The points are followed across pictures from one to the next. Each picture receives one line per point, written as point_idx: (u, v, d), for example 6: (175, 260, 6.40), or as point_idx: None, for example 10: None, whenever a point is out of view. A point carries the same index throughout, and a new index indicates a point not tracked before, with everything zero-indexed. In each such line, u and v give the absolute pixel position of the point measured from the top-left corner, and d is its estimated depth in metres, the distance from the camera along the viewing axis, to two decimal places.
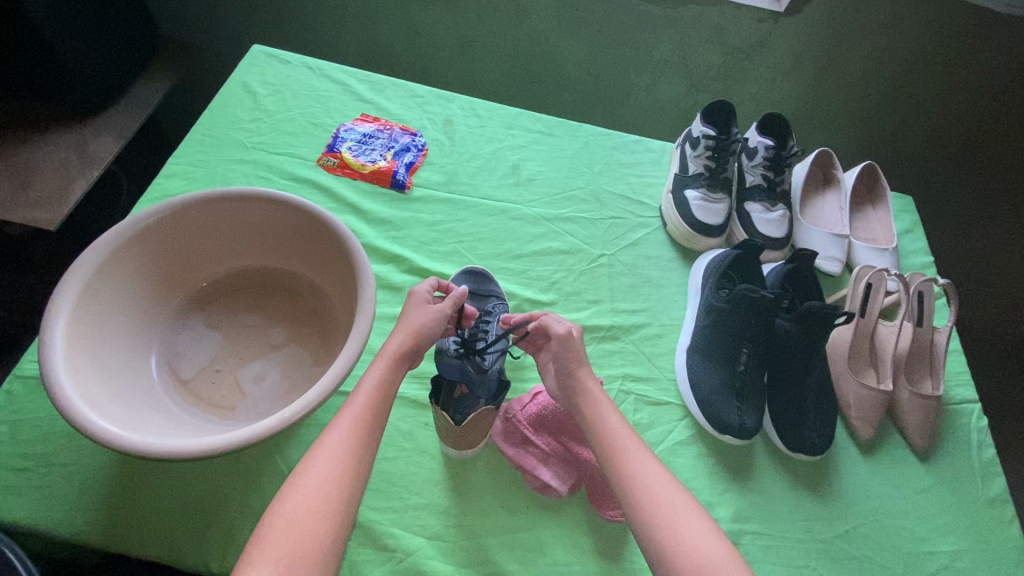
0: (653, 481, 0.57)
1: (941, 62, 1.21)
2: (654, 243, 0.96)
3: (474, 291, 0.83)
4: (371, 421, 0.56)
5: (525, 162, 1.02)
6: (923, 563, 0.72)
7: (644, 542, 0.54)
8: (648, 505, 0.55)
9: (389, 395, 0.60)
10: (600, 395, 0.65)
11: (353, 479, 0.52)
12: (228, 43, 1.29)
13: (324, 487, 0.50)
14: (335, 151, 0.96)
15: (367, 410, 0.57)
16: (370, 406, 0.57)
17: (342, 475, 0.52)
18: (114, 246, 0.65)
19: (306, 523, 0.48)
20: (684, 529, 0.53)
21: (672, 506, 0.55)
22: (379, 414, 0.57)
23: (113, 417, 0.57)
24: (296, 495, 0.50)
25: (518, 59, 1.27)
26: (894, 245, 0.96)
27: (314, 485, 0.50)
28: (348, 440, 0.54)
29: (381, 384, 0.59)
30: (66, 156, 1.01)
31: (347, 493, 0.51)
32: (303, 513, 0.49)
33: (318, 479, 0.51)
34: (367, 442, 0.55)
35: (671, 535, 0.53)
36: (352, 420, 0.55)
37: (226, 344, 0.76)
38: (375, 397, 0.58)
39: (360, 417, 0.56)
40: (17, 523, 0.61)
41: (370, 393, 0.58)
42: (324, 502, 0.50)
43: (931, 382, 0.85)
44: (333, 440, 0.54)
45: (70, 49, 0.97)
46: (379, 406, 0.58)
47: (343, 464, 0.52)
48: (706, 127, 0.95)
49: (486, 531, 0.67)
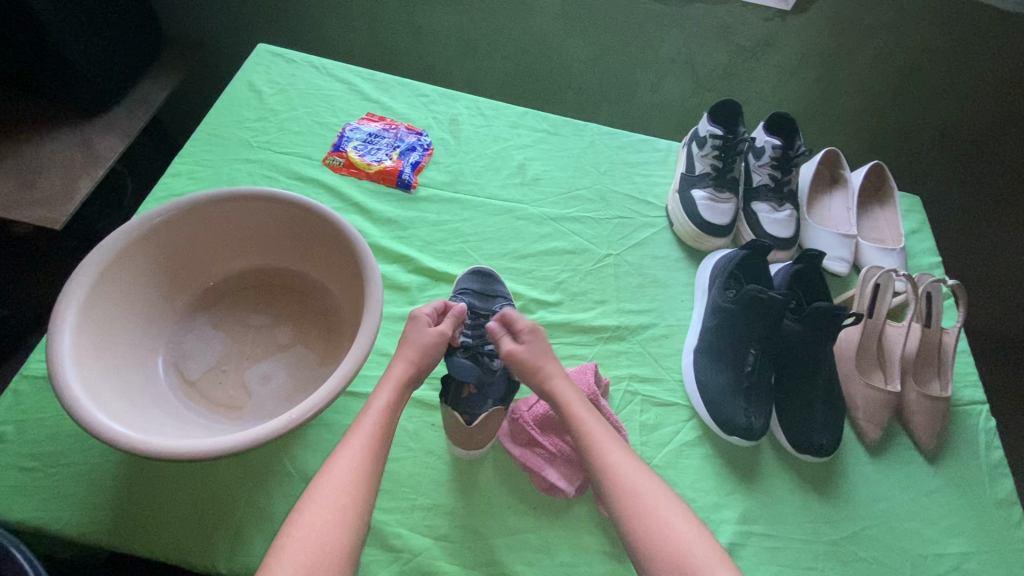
0: (652, 484, 0.58)
1: (948, 60, 1.20)
2: (660, 243, 0.96)
3: (480, 291, 0.82)
4: (381, 439, 0.59)
5: (531, 162, 1.01)
6: (930, 565, 0.72)
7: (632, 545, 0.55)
8: (637, 504, 0.56)
9: (395, 416, 0.62)
10: (574, 397, 0.66)
11: (363, 498, 0.54)
12: (234, 44, 1.29)
13: (337, 504, 0.53)
14: (341, 150, 0.96)
15: (375, 428, 0.59)
16: (379, 425, 0.60)
17: (354, 493, 0.54)
18: (123, 246, 0.65)
19: (321, 537, 0.50)
20: (671, 527, 0.54)
21: (662, 507, 0.56)
22: (387, 434, 0.60)
23: (122, 417, 0.57)
24: (311, 510, 0.52)
25: (523, 59, 1.27)
26: (901, 246, 0.95)
27: (327, 501, 0.52)
28: (360, 457, 0.56)
29: (388, 405, 0.62)
30: (70, 156, 1.01)
31: (359, 510, 0.53)
32: (319, 528, 0.51)
33: (330, 496, 0.53)
34: (376, 460, 0.57)
35: (663, 533, 0.54)
36: (360, 438, 0.58)
37: (233, 344, 0.76)
38: (384, 416, 0.61)
39: (370, 436, 0.58)
40: (25, 522, 0.61)
41: (378, 412, 0.61)
42: (339, 517, 0.52)
43: (939, 384, 0.85)
44: (343, 459, 0.56)
45: (75, 49, 0.97)
46: (388, 424, 0.60)
47: (354, 481, 0.54)
48: (713, 126, 0.94)
49: (493, 532, 0.67)
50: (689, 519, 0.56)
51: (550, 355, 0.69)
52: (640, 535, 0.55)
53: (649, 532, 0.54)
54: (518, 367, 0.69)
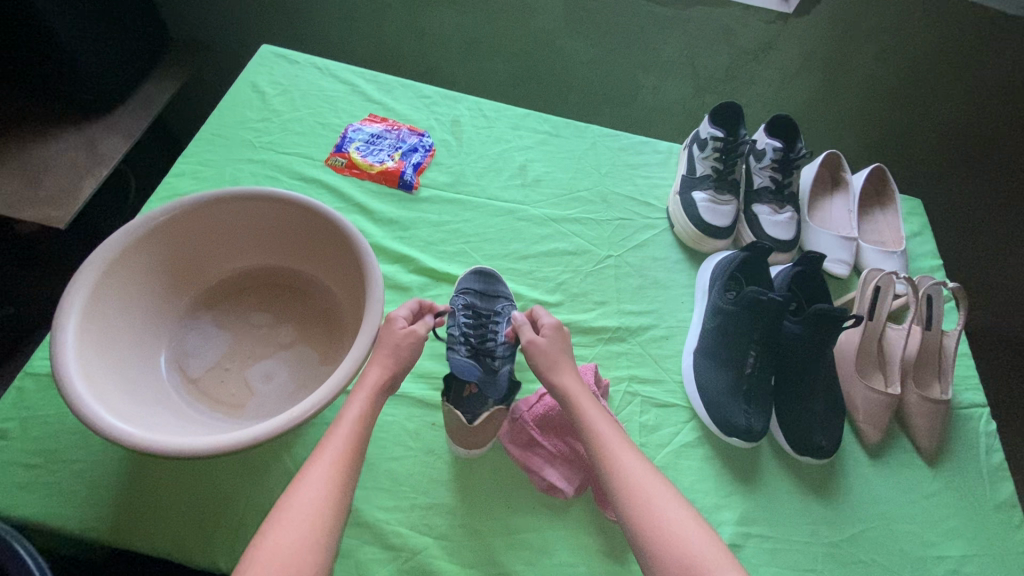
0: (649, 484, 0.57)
1: (950, 63, 1.20)
2: (660, 245, 0.96)
3: (483, 291, 0.82)
4: (354, 450, 0.57)
5: (532, 163, 1.02)
6: (930, 567, 0.72)
7: (644, 557, 0.53)
8: (640, 508, 0.55)
9: (370, 426, 0.60)
10: (581, 391, 0.66)
11: (338, 508, 0.52)
12: (239, 45, 1.30)
13: (312, 514, 0.51)
14: (343, 151, 0.96)
15: (349, 438, 0.57)
16: (352, 435, 0.58)
17: (329, 503, 0.52)
18: (126, 244, 0.66)
19: (295, 547, 0.48)
20: (681, 536, 0.52)
21: (671, 513, 0.54)
22: (360, 444, 0.58)
23: (123, 414, 0.57)
24: (285, 518, 0.50)
25: (526, 60, 1.27)
26: (902, 249, 0.95)
27: (302, 510, 0.51)
28: (333, 467, 0.54)
29: (362, 415, 0.60)
30: (75, 155, 1.01)
31: (333, 521, 0.51)
32: (292, 537, 0.49)
33: (306, 505, 0.51)
34: (350, 472, 0.55)
35: (674, 540, 0.52)
36: (336, 448, 0.56)
37: (234, 342, 0.76)
38: (358, 426, 0.59)
39: (344, 446, 0.57)
40: (27, 518, 0.61)
41: (353, 421, 0.59)
42: (312, 527, 0.50)
43: (940, 387, 0.84)
44: (318, 468, 0.54)
45: (80, 50, 0.97)
46: (360, 436, 0.58)
47: (329, 491, 0.53)
48: (714, 129, 0.94)
49: (492, 532, 0.67)
50: (685, 522, 0.54)
51: (565, 349, 0.70)
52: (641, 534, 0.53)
53: (659, 541, 0.52)
54: (536, 362, 0.68)
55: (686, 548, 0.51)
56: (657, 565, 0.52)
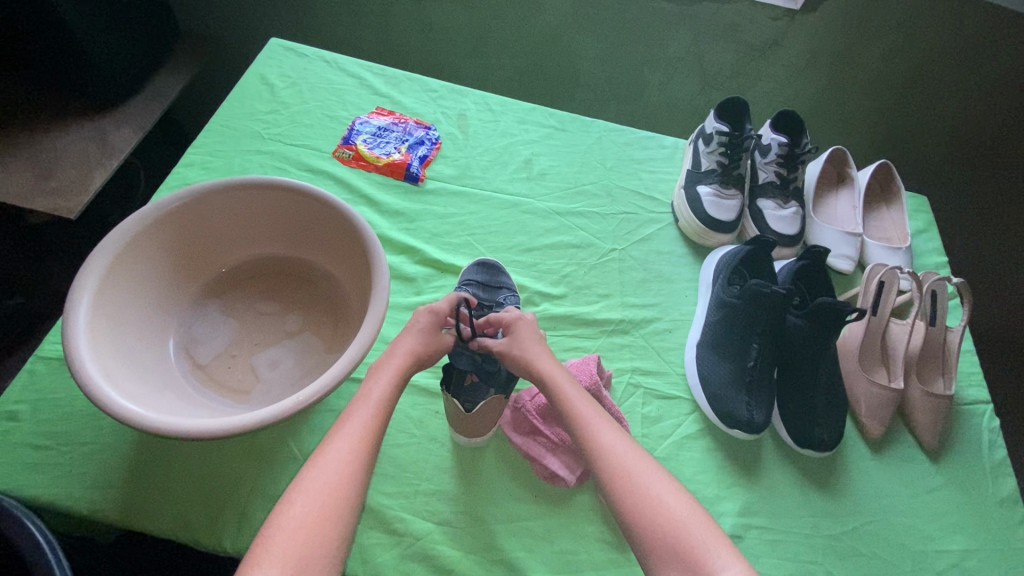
0: (631, 456, 0.57)
1: (958, 61, 1.20)
2: (665, 239, 0.97)
3: (485, 283, 0.84)
4: (377, 428, 0.58)
5: (538, 157, 1.02)
6: (930, 561, 0.72)
7: (625, 524, 0.54)
8: (621, 481, 0.56)
9: (391, 407, 0.61)
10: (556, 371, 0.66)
11: (355, 491, 0.52)
12: (249, 39, 1.31)
13: (332, 492, 0.51)
14: (350, 143, 0.97)
15: (373, 417, 0.58)
16: (376, 414, 0.58)
17: (350, 480, 0.52)
18: (136, 231, 0.67)
19: (310, 529, 0.48)
20: (673, 517, 0.52)
21: (661, 492, 0.54)
22: (382, 423, 0.58)
23: (133, 397, 0.58)
24: (302, 497, 0.50)
25: (532, 55, 1.28)
26: (907, 245, 0.95)
27: (319, 491, 0.50)
28: (354, 445, 0.54)
29: (385, 395, 0.61)
30: (86, 147, 1.03)
31: (352, 503, 0.51)
32: (310, 513, 0.49)
33: (326, 481, 0.51)
34: (371, 450, 0.55)
35: (657, 513, 0.53)
36: (358, 426, 0.56)
37: (242, 330, 0.77)
38: (380, 405, 0.60)
39: (367, 425, 0.57)
40: (36, 498, 0.62)
41: (375, 401, 0.60)
42: (332, 505, 0.50)
43: (943, 382, 0.84)
44: (338, 445, 0.54)
45: (92, 43, 0.99)
46: (384, 414, 0.59)
47: (350, 470, 0.53)
48: (720, 123, 0.94)
49: (494, 518, 0.68)
50: (672, 492, 0.54)
51: (537, 339, 0.71)
52: (629, 505, 0.54)
53: (649, 523, 0.52)
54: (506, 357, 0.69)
55: (678, 531, 0.51)
56: (637, 534, 0.52)
